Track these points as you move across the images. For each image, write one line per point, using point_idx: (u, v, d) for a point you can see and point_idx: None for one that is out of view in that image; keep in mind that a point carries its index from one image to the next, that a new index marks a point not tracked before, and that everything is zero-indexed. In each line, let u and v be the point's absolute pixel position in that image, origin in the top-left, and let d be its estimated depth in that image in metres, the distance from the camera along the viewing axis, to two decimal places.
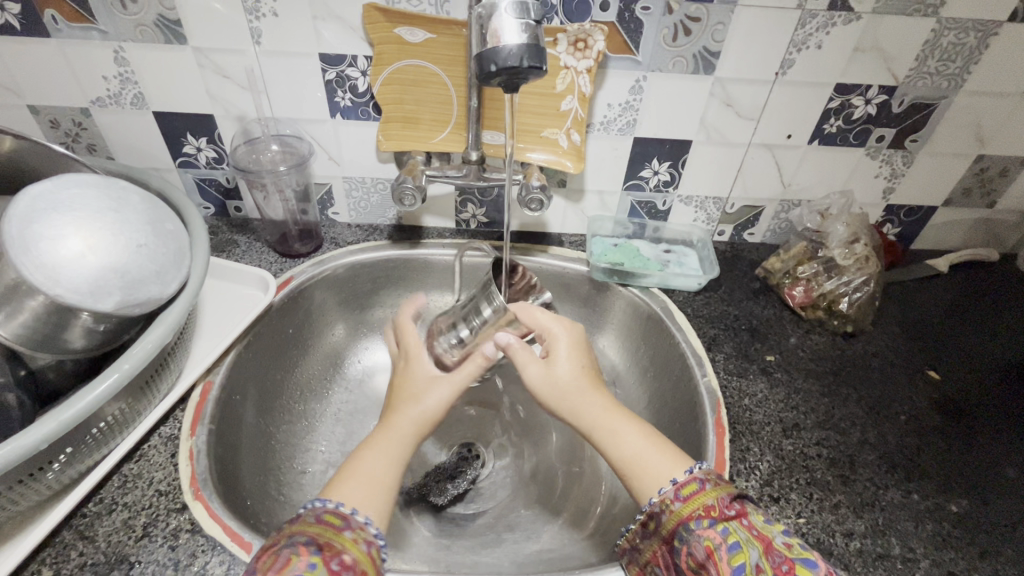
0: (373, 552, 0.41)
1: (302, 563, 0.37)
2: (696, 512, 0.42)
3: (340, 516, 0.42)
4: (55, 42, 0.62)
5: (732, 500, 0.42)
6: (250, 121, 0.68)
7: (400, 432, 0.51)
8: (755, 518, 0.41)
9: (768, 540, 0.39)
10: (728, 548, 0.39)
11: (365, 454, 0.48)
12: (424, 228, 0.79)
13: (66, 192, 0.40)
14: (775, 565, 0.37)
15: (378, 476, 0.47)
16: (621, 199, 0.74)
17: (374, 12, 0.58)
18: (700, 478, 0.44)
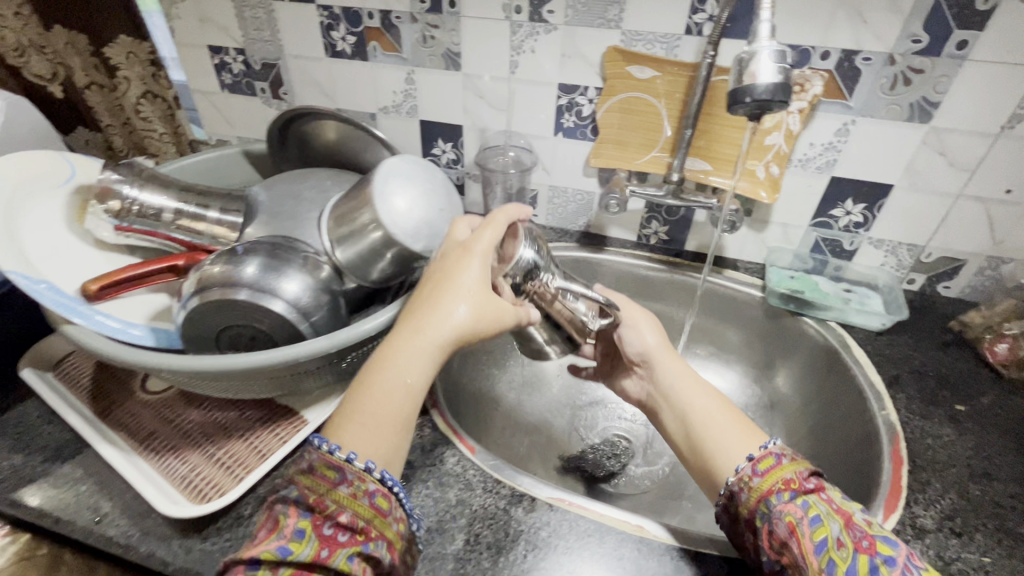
0: (375, 502, 0.41)
1: (290, 529, 0.38)
2: (774, 488, 0.43)
3: (333, 468, 0.41)
4: (369, 64, 0.85)
5: (810, 476, 0.44)
6: (490, 133, 0.85)
7: (413, 359, 0.44)
8: (833, 494, 0.43)
9: (847, 515, 0.41)
10: (810, 522, 0.40)
11: (377, 381, 0.44)
12: (608, 238, 0.89)
13: (405, 165, 0.58)
14: (856, 540, 0.39)
15: (383, 414, 0.43)
16: (806, 234, 0.78)
17: (615, 53, 0.71)
18: (777, 453, 0.46)
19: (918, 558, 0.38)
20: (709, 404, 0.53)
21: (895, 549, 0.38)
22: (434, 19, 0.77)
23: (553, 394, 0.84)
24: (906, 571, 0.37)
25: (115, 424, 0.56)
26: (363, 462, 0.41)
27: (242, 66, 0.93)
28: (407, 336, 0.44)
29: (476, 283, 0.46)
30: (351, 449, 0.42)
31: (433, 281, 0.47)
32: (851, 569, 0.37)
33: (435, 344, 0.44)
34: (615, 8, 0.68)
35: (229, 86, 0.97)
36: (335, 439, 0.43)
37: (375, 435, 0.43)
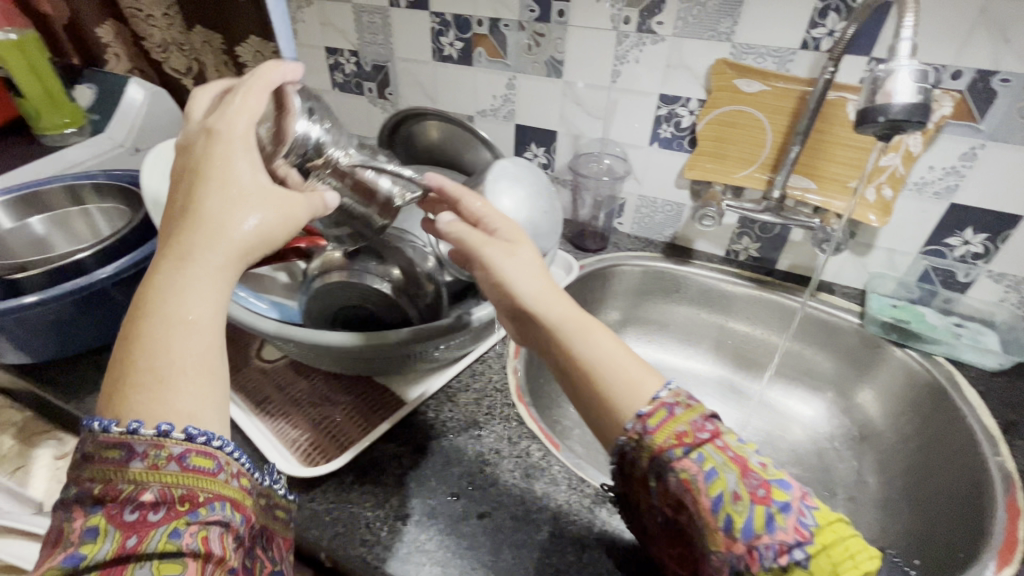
0: (186, 463, 0.33)
1: (79, 536, 0.31)
2: (668, 445, 0.39)
3: (116, 443, 0.33)
4: (474, 68, 0.88)
5: (703, 420, 0.40)
6: (584, 140, 0.86)
7: (198, 283, 0.37)
8: (729, 439, 0.39)
9: (745, 463, 0.37)
10: (706, 478, 0.37)
11: (149, 329, 0.35)
12: (694, 250, 0.88)
13: (514, 167, 0.60)
14: (752, 490, 0.36)
15: (164, 358, 0.35)
16: (914, 261, 0.74)
17: (723, 66, 0.70)
18: (668, 404, 0.40)
19: (807, 496, 0.37)
20: (606, 342, 0.44)
21: (788, 493, 0.36)
22: (542, 28, 0.79)
23: None
24: (800, 517, 0.36)
25: (236, 385, 0.62)
26: (155, 428, 0.33)
27: (354, 67, 1.00)
28: (175, 267, 0.37)
29: (243, 176, 0.41)
30: (133, 419, 0.33)
31: (195, 198, 0.40)
32: (749, 524, 0.35)
33: (221, 255, 0.38)
34: (729, 21, 0.68)
35: (340, 84, 1.04)
36: (111, 414, 0.34)
37: (160, 389, 0.34)
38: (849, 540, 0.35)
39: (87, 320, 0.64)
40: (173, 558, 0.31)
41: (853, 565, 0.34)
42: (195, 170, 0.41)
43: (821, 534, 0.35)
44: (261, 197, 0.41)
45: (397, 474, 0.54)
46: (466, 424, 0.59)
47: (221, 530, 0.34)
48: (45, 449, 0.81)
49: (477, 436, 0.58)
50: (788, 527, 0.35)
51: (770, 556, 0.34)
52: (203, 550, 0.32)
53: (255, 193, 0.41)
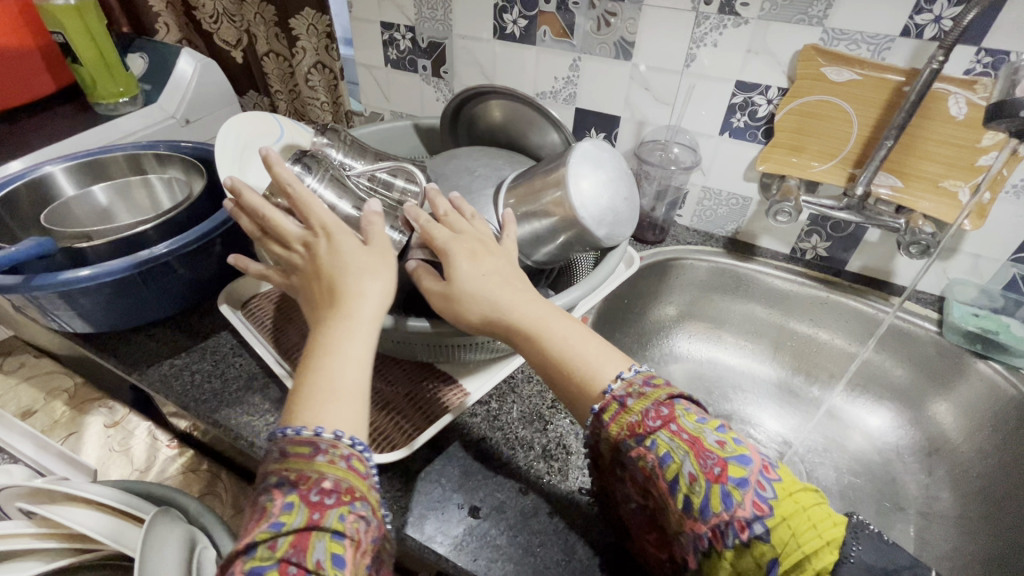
0: (353, 465, 0.38)
1: (277, 508, 0.35)
2: (623, 436, 0.41)
3: (304, 443, 0.38)
4: (537, 48, 0.85)
5: (660, 405, 0.41)
6: (648, 127, 0.83)
7: (353, 334, 0.44)
8: (684, 420, 0.40)
9: (698, 442, 0.38)
10: (661, 465, 0.38)
11: (321, 371, 0.42)
12: (757, 247, 0.85)
13: (595, 151, 0.57)
14: (705, 470, 0.36)
15: (334, 389, 0.42)
16: (1002, 269, 0.70)
17: (812, 52, 0.66)
18: (619, 397, 0.42)
19: (769, 468, 0.37)
20: (567, 331, 0.47)
21: (746, 467, 0.36)
22: (614, 7, 0.75)
23: None
24: (757, 490, 0.35)
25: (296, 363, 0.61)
26: (334, 432, 0.39)
27: (409, 43, 0.97)
28: (333, 323, 0.45)
29: (365, 246, 0.48)
30: (316, 424, 0.39)
31: (330, 276, 0.46)
32: (707, 504, 0.36)
33: (363, 310, 0.45)
34: (823, 4, 0.63)
35: (393, 61, 1.02)
36: (295, 424, 0.40)
37: (332, 406, 0.41)
38: (811, 508, 0.35)
39: (150, 293, 0.64)
40: (340, 538, 0.35)
41: (814, 534, 0.34)
42: (314, 263, 0.48)
43: (779, 504, 0.35)
44: (386, 259, 0.48)
45: (465, 465, 0.53)
46: (531, 418, 0.58)
47: (371, 530, 0.38)
48: (97, 417, 0.81)
49: (543, 429, 0.56)
50: (745, 502, 0.35)
51: (731, 533, 0.35)
52: (359, 538, 0.36)
53: (381, 256, 0.48)
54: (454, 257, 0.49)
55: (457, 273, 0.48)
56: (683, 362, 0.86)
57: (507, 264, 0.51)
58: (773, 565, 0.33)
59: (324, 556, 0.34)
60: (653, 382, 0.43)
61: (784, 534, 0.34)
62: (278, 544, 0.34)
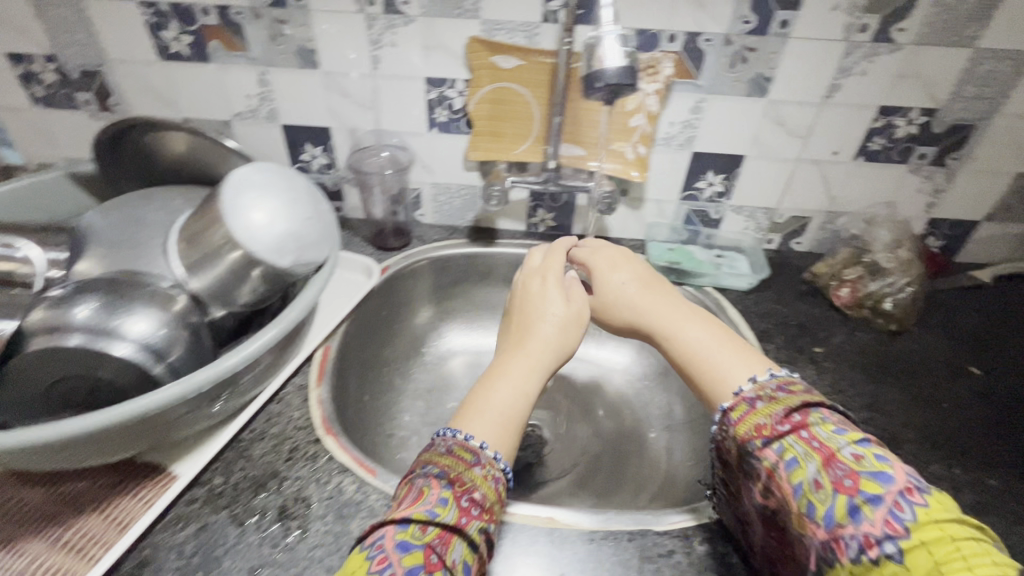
0: (497, 488, 0.46)
1: (433, 496, 0.42)
2: (749, 434, 0.45)
3: (469, 450, 0.47)
4: (214, 66, 0.76)
5: (790, 414, 0.44)
6: (361, 134, 0.80)
7: (528, 368, 0.55)
8: (817, 429, 0.42)
9: (830, 453, 0.40)
10: (787, 465, 0.41)
11: (494, 391, 0.53)
12: (498, 230, 0.89)
13: (259, 175, 0.52)
14: (835, 480, 0.39)
15: (500, 409, 0.51)
16: (678, 208, 0.83)
17: (477, 44, 0.70)
18: (749, 398, 0.46)
19: (917, 491, 0.37)
20: (701, 334, 0.53)
21: (884, 486, 0.37)
22: (281, 14, 0.70)
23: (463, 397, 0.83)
24: (893, 510, 0.36)
25: None
26: (479, 443, 0.48)
27: (56, 75, 0.80)
28: (514, 358, 0.56)
29: (565, 299, 0.61)
30: (471, 434, 0.49)
31: (524, 308, 0.61)
32: (832, 511, 0.38)
33: (545, 352, 0.57)
34: None
35: (44, 99, 0.83)
36: (461, 430, 0.49)
37: (486, 417, 0.50)
38: (960, 540, 0.34)
39: None
40: (473, 548, 0.41)
41: (958, 562, 0.33)
42: (525, 299, 0.62)
43: (921, 530, 0.35)
44: (577, 320, 0.60)
45: (179, 567, 0.44)
46: (265, 481, 0.51)
47: (484, 553, 0.44)
48: None
49: (277, 489, 0.50)
50: (875, 518, 0.36)
51: (855, 547, 0.36)
52: (480, 554, 0.42)
53: (567, 305, 0.60)
54: (602, 271, 0.63)
55: (609, 278, 0.62)
56: (460, 355, 0.87)
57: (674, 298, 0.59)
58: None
59: (458, 557, 0.40)
60: (788, 389, 0.46)
61: (922, 558, 0.34)
62: (426, 531, 0.40)
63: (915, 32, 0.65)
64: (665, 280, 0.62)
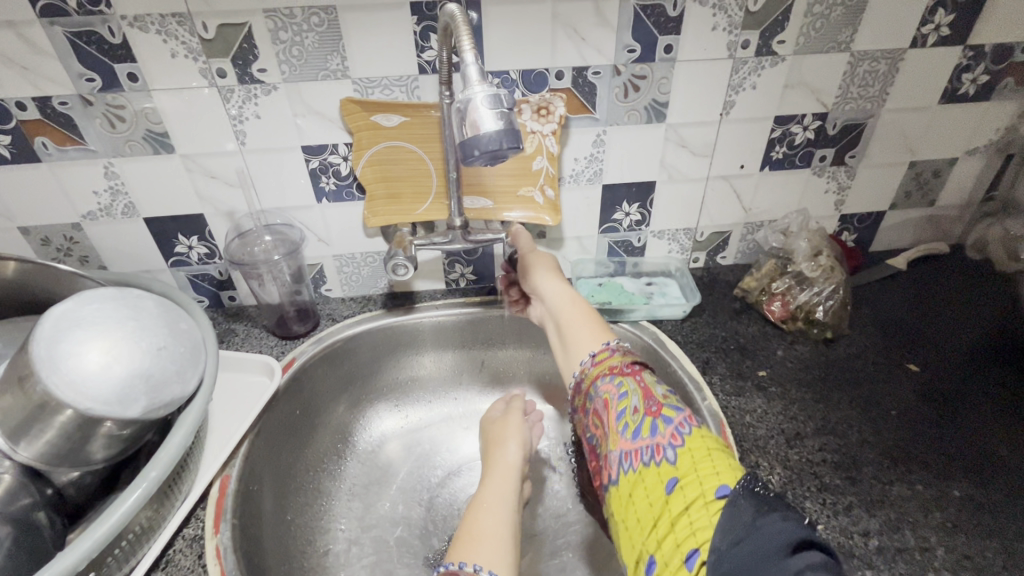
0: None
1: None
2: (601, 372, 0.53)
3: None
4: (46, 166, 0.65)
5: (633, 363, 0.53)
6: (240, 216, 0.71)
7: (499, 492, 0.55)
8: (645, 373, 0.51)
9: (649, 389, 0.49)
10: (619, 395, 0.50)
11: (476, 518, 0.52)
12: (416, 292, 0.82)
13: (88, 307, 0.43)
14: (648, 406, 0.48)
15: (493, 533, 0.50)
16: (599, 241, 0.80)
17: (351, 105, 0.63)
18: (611, 346, 0.55)
19: (695, 419, 0.47)
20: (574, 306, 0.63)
21: (677, 412, 0.47)
22: (115, 98, 0.61)
23: (404, 486, 0.75)
24: (678, 427, 0.46)
25: None
26: (473, 566, 0.46)
27: None
28: (485, 490, 0.56)
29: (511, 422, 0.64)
30: (469, 562, 0.47)
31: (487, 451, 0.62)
32: (639, 430, 0.47)
33: (511, 476, 0.58)
34: (336, 57, 0.61)
35: None
36: (457, 560, 0.47)
37: (477, 542, 0.49)
38: (711, 447, 0.44)
39: None
40: None
41: (710, 463, 0.42)
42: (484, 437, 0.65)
43: (692, 443, 0.44)
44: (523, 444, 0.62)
45: None
46: None
47: None
48: None
49: None
50: (666, 432, 0.45)
51: (649, 455, 0.45)
52: None
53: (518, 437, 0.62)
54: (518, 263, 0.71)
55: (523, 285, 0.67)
56: (396, 437, 0.79)
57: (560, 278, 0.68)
58: (671, 485, 0.42)
59: None
60: (631, 348, 0.56)
61: (687, 460, 0.43)
62: None
63: (793, 42, 0.65)
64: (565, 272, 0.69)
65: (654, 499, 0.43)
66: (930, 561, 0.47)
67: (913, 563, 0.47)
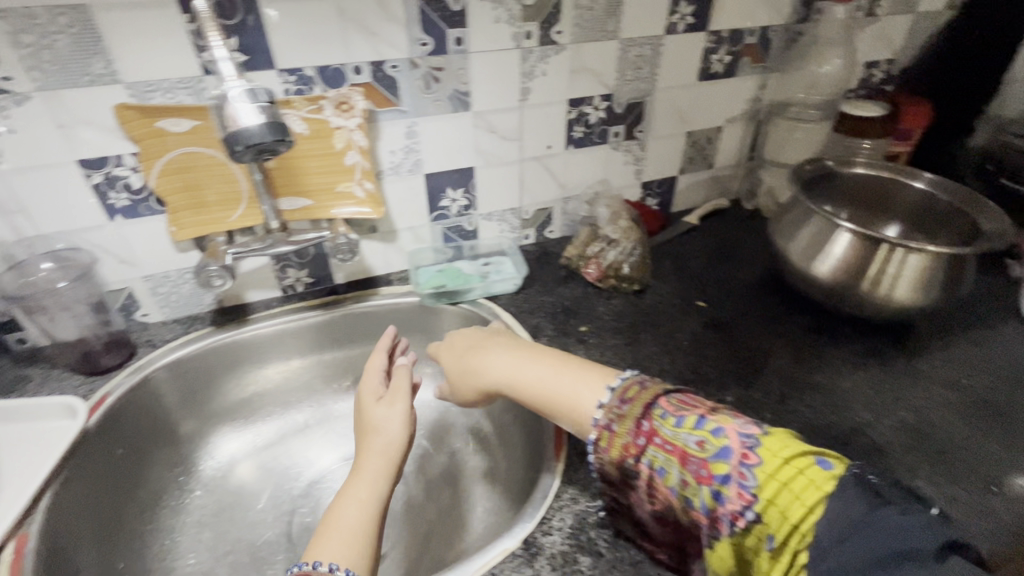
0: None
1: None
2: (620, 457, 0.46)
3: None
4: None
5: (641, 422, 0.46)
6: (12, 246, 0.63)
7: (370, 478, 0.52)
8: (664, 429, 0.44)
9: (682, 452, 0.43)
10: (659, 474, 0.44)
11: (337, 508, 0.50)
12: (249, 304, 0.78)
13: None
14: (695, 474, 0.41)
15: (355, 525, 0.48)
16: (432, 229, 0.83)
17: (127, 111, 0.59)
18: (604, 425, 0.47)
19: (751, 450, 0.40)
20: (547, 371, 0.54)
21: (726, 463, 0.40)
22: None
23: (263, 504, 0.72)
24: (740, 482, 0.39)
25: None
26: (329, 563, 0.45)
27: None
28: (357, 475, 0.53)
29: (390, 400, 0.59)
30: (325, 557, 0.45)
31: (363, 430, 0.58)
32: (703, 502, 0.41)
33: (385, 457, 0.54)
34: (99, 60, 0.56)
35: None
36: (313, 556, 0.45)
37: (331, 532, 0.47)
38: (793, 479, 0.39)
39: None
40: None
41: (797, 504, 0.38)
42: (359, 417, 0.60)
43: (766, 490, 0.39)
44: (404, 418, 0.58)
45: None
46: None
47: None
48: None
49: None
50: (732, 495, 0.40)
51: (728, 523, 0.40)
52: None
53: (397, 409, 0.58)
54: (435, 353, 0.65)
55: (489, 364, 0.58)
56: (247, 457, 0.76)
57: (509, 338, 0.61)
58: (771, 540, 0.38)
59: None
60: (629, 396, 0.48)
61: (773, 513, 0.38)
62: None
63: (569, 32, 0.73)
64: (496, 337, 0.62)
65: (762, 559, 0.39)
66: None
67: None
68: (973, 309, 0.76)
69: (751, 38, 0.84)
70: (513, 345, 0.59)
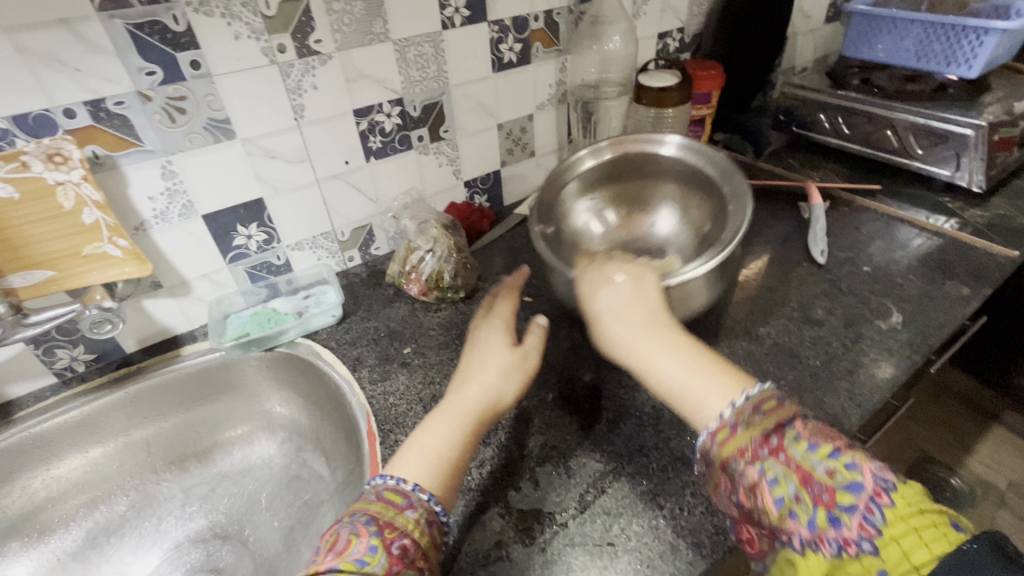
0: (431, 531, 0.42)
1: (362, 546, 0.39)
2: (732, 460, 0.39)
3: (400, 494, 0.43)
4: None
5: (767, 435, 0.39)
6: None
7: (447, 420, 0.49)
8: (792, 449, 0.38)
9: (806, 471, 0.37)
10: (770, 485, 0.38)
11: (423, 430, 0.49)
12: (16, 399, 0.67)
13: None
14: (816, 495, 0.36)
15: (437, 452, 0.47)
16: (233, 272, 0.75)
17: None
18: (731, 422, 0.40)
19: (885, 490, 0.35)
20: (677, 368, 0.45)
21: (856, 495, 0.36)
22: None
23: None
24: (866, 515, 0.35)
25: None
26: (411, 484, 0.44)
27: None
28: (438, 411, 0.50)
29: (511, 348, 0.54)
30: (406, 478, 0.45)
31: (466, 359, 0.55)
32: (812, 525, 0.36)
33: (473, 404, 0.50)
34: None
35: None
36: (391, 473, 0.45)
37: (404, 452, 0.47)
38: (917, 522, 0.34)
39: None
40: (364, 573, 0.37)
41: (921, 547, 0.33)
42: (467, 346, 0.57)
43: (893, 527, 0.34)
44: (503, 367, 0.52)
45: None
46: None
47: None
48: None
49: None
50: (852, 524, 0.35)
51: (836, 547, 0.35)
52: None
53: (502, 349, 0.54)
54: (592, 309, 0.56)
55: (617, 339, 0.49)
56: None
57: (641, 298, 0.51)
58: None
59: None
60: (766, 408, 0.40)
61: (894, 553, 0.33)
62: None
63: (330, 40, 0.67)
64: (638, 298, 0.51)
65: None
66: (528, 464, 0.55)
67: (516, 473, 0.54)
68: (771, 258, 0.82)
69: (536, 23, 0.83)
70: (643, 322, 0.49)
